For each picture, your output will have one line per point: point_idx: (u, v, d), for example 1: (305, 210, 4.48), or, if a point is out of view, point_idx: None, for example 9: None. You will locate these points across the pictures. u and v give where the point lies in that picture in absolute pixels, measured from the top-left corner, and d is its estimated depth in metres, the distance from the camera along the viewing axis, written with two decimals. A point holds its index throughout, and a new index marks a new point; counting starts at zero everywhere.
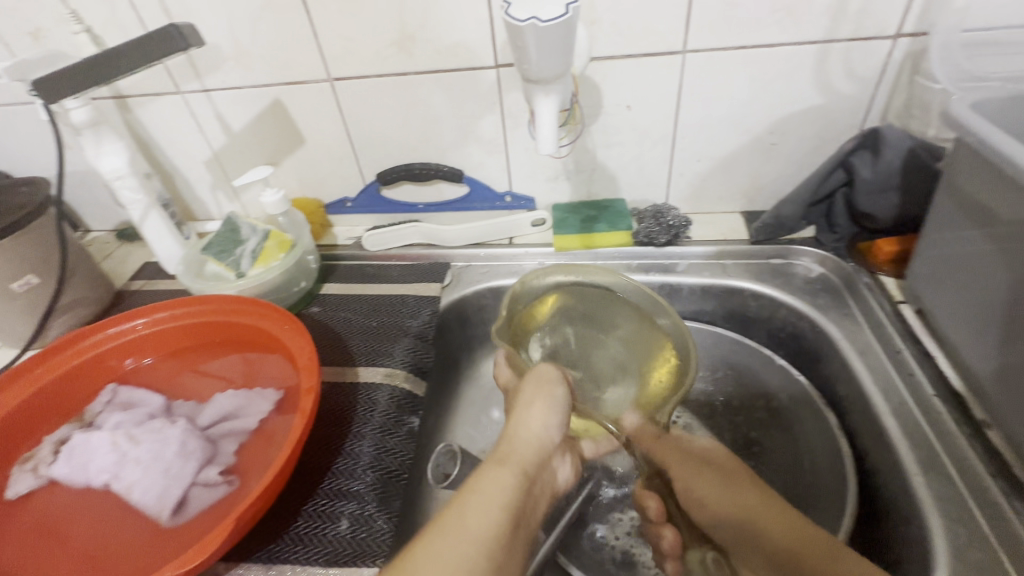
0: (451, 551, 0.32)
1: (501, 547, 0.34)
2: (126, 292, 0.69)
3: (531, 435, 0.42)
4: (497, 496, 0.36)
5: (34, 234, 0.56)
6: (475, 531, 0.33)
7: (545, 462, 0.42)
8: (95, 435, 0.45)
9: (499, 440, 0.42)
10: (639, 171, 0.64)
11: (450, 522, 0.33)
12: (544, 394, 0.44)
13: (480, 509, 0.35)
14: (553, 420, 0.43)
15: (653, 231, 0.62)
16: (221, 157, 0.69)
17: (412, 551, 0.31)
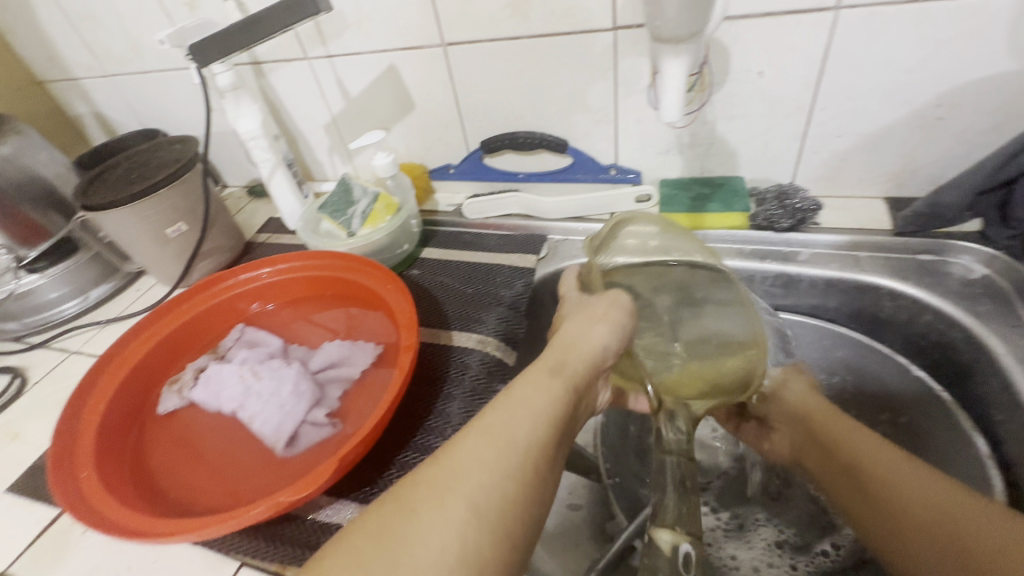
0: (497, 459, 0.30)
1: (545, 459, 0.32)
2: (254, 243, 0.77)
3: (590, 347, 0.39)
4: (540, 407, 0.34)
5: (184, 186, 0.63)
6: (525, 442, 0.32)
7: (595, 377, 0.40)
8: (227, 367, 0.50)
9: (553, 347, 0.40)
10: (763, 147, 0.57)
11: (499, 429, 0.32)
12: (604, 313, 0.42)
13: (529, 415, 0.33)
14: (609, 340, 0.40)
15: (774, 215, 0.56)
16: (339, 121, 0.73)
17: (459, 451, 0.31)
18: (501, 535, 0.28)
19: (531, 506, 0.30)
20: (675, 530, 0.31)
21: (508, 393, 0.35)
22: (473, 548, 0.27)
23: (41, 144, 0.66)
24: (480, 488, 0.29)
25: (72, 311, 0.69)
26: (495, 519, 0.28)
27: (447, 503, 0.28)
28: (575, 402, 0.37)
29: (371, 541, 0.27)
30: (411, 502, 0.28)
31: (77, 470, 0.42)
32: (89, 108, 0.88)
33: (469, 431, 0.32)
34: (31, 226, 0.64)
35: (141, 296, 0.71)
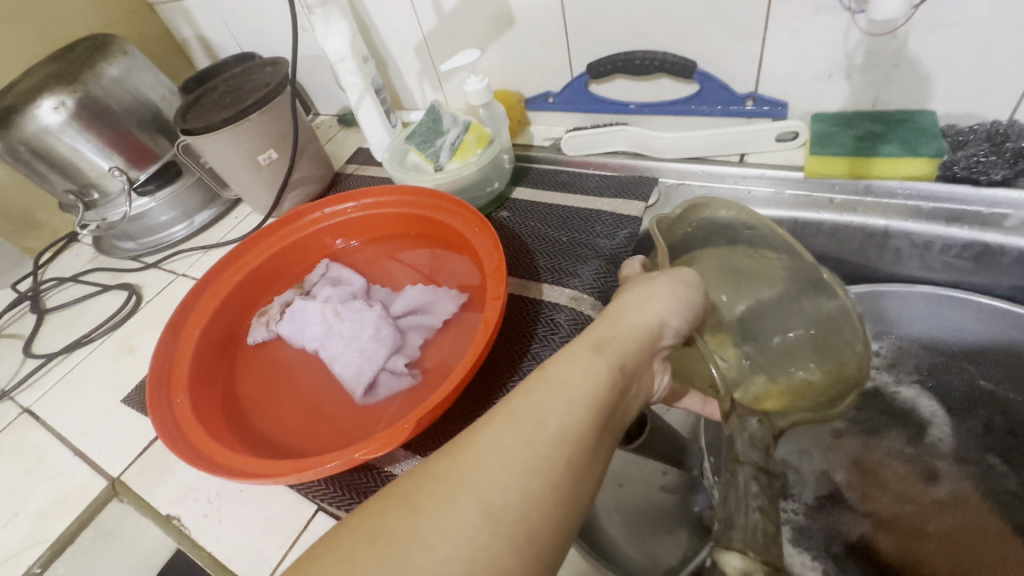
0: (519, 450, 0.24)
1: (582, 454, 0.25)
2: (342, 175, 0.75)
3: (643, 322, 0.31)
4: (579, 384, 0.27)
5: (273, 112, 0.61)
6: (556, 432, 0.25)
7: (651, 359, 0.31)
8: (310, 304, 0.49)
9: (598, 321, 0.32)
10: (976, 68, 0.42)
11: (527, 415, 0.26)
12: (655, 283, 0.33)
13: (565, 398, 0.27)
14: (670, 310, 0.32)
15: (983, 163, 0.43)
16: (430, 40, 0.66)
17: (476, 444, 0.25)
18: (527, 538, 0.23)
19: (561, 507, 0.24)
20: (747, 556, 0.22)
21: (540, 372, 0.28)
22: (487, 557, 0.22)
23: (146, 66, 0.66)
24: (497, 484, 0.23)
25: (180, 235, 0.72)
26: (515, 520, 0.23)
27: (457, 502, 0.23)
28: (625, 382, 0.29)
29: (368, 541, 0.22)
30: (418, 498, 0.23)
31: (173, 397, 0.43)
32: (193, 31, 0.89)
33: (492, 416, 0.26)
34: (140, 148, 0.65)
35: (238, 224, 0.73)
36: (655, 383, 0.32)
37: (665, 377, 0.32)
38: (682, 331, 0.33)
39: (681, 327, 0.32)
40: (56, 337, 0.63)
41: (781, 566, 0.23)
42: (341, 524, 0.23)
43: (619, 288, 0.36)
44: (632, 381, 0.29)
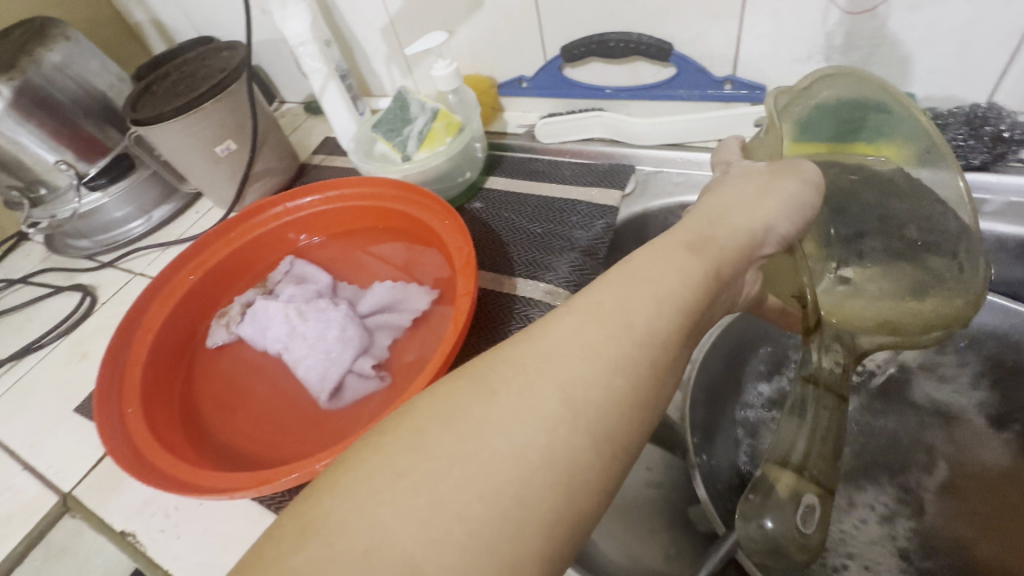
0: (604, 345, 0.23)
1: (667, 357, 0.24)
2: (309, 165, 0.71)
3: (746, 225, 0.28)
4: (671, 280, 0.25)
5: (231, 99, 0.57)
6: (644, 330, 0.24)
7: (745, 267, 0.29)
8: (272, 305, 0.46)
9: (693, 219, 0.29)
10: (956, 50, 0.41)
11: (612, 310, 0.24)
12: (758, 181, 0.30)
13: (653, 296, 0.24)
14: (778, 217, 0.29)
15: (967, 145, 0.42)
16: (397, 22, 0.62)
17: (556, 333, 0.24)
18: (604, 432, 0.22)
19: (643, 409, 0.23)
20: (801, 475, 0.23)
21: (626, 266, 0.26)
22: (567, 445, 0.21)
23: (92, 50, 0.62)
24: (579, 377, 0.22)
25: (138, 232, 0.68)
26: (596, 415, 0.22)
27: (536, 390, 0.22)
28: (717, 291, 0.27)
29: (444, 417, 0.22)
30: (496, 382, 0.22)
31: (123, 407, 0.40)
32: (147, 14, 0.84)
33: (572, 309, 0.25)
34: (89, 140, 0.61)
35: (199, 220, 0.69)
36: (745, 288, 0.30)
37: (755, 283, 0.31)
38: (789, 236, 0.30)
39: (786, 234, 0.29)
40: (4, 343, 0.59)
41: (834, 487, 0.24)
42: (416, 401, 0.23)
43: (715, 184, 0.33)
44: (724, 287, 0.27)
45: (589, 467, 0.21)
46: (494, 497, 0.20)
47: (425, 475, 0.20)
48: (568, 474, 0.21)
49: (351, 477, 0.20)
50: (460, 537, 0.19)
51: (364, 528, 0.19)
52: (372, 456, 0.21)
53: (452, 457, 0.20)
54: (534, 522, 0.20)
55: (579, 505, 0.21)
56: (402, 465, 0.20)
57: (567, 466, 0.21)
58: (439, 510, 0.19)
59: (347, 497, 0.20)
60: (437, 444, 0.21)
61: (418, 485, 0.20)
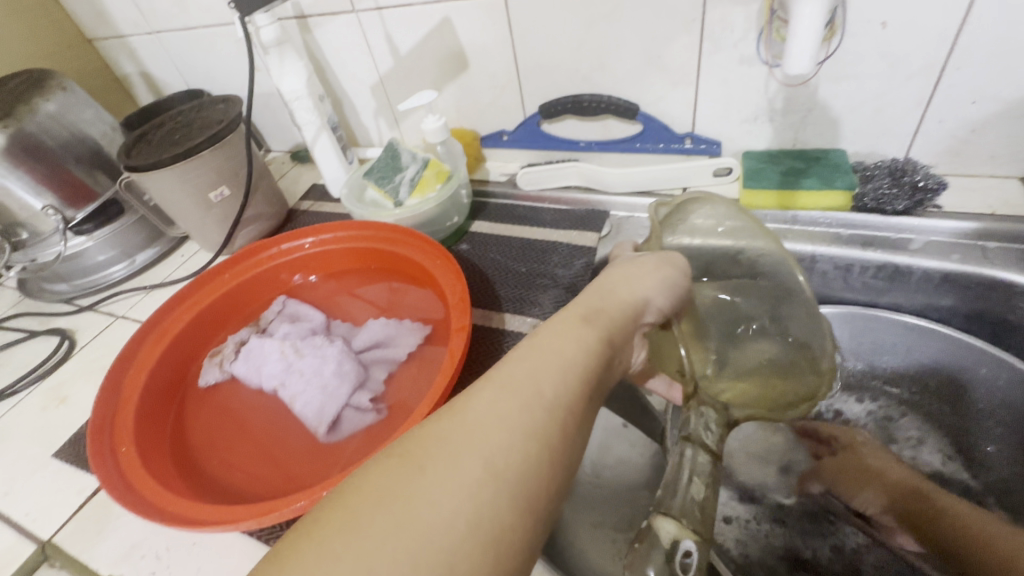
0: (520, 412, 0.25)
1: (575, 418, 0.26)
2: (296, 211, 0.74)
3: (630, 297, 0.33)
4: (572, 351, 0.28)
5: (227, 148, 0.60)
6: (556, 396, 0.26)
7: (632, 335, 0.33)
8: (267, 342, 0.48)
9: (589, 295, 0.33)
10: (875, 114, 0.49)
11: (526, 377, 0.26)
12: (637, 267, 0.35)
13: (559, 366, 0.27)
14: (657, 295, 0.34)
15: (887, 194, 0.48)
16: (386, 81, 0.68)
17: (476, 405, 0.25)
18: (524, 496, 0.23)
19: (556, 471, 0.25)
20: (681, 522, 0.25)
21: (535, 337, 0.29)
22: (492, 511, 0.22)
23: (87, 101, 0.64)
24: (500, 444, 0.24)
25: (119, 275, 0.68)
26: (516, 480, 0.23)
27: (461, 461, 0.23)
28: (612, 355, 0.30)
29: (372, 497, 0.22)
30: (420, 457, 0.23)
31: (116, 446, 0.40)
32: (136, 67, 0.87)
33: (489, 381, 0.26)
34: (79, 186, 0.62)
35: (184, 263, 0.70)
36: (635, 358, 0.35)
37: (642, 354, 0.35)
38: (664, 311, 0.34)
39: (663, 307, 0.34)
40: None
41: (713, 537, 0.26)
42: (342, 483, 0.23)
43: (608, 267, 0.37)
44: (616, 352, 0.31)
45: (513, 533, 0.22)
46: (425, 573, 0.20)
47: (352, 563, 0.20)
48: (494, 538, 0.22)
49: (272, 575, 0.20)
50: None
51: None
52: (293, 551, 0.20)
53: (380, 539, 0.20)
54: None
55: (503, 571, 0.22)
56: (327, 554, 0.20)
57: (492, 532, 0.22)
58: None
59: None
60: (365, 528, 0.21)
61: (346, 572, 0.19)
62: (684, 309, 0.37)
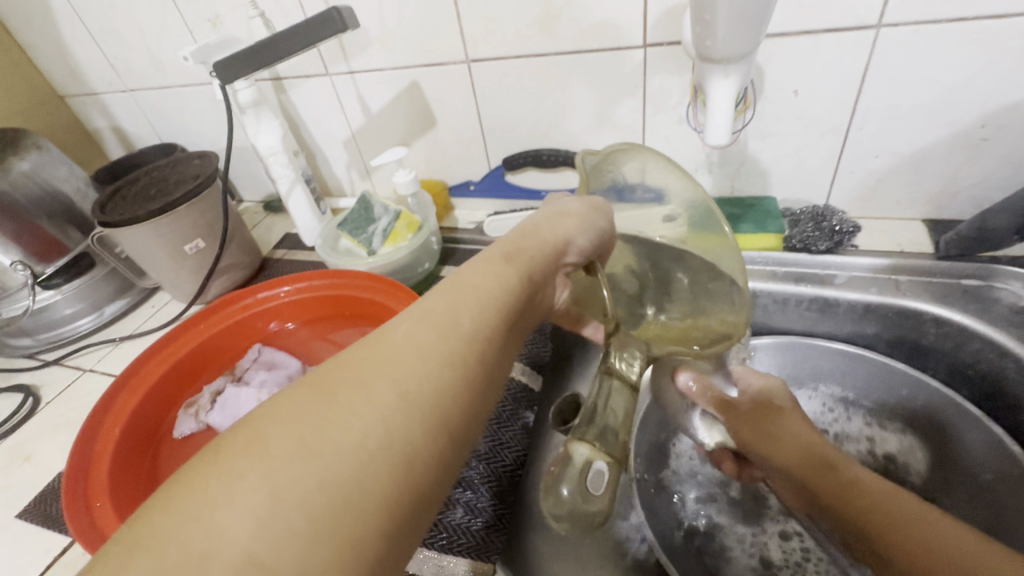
0: (434, 342, 0.27)
1: (490, 349, 0.28)
2: (270, 260, 0.76)
3: (551, 236, 0.35)
4: (492, 289, 0.30)
5: (203, 202, 0.62)
6: (469, 330, 0.28)
7: (553, 273, 0.35)
8: (244, 391, 0.49)
9: (513, 236, 0.35)
10: (797, 167, 0.56)
11: (441, 313, 0.28)
12: (562, 207, 0.37)
13: (476, 300, 0.29)
14: (580, 237, 0.36)
15: (811, 236, 0.55)
16: (358, 137, 0.72)
17: (391, 335, 0.27)
18: (437, 417, 0.25)
19: (470, 396, 0.27)
20: (594, 446, 0.28)
21: (452, 279, 0.31)
22: (404, 430, 0.23)
23: (62, 158, 0.65)
24: (413, 371, 0.25)
25: (86, 328, 0.68)
26: (429, 403, 0.25)
27: (373, 387, 0.24)
28: (530, 292, 0.33)
29: (284, 419, 0.23)
30: (335, 383, 0.24)
31: (91, 500, 0.41)
32: (107, 121, 0.89)
33: (407, 315, 0.28)
34: (49, 241, 0.63)
35: (156, 314, 0.70)
36: (555, 296, 0.36)
37: (565, 292, 0.37)
38: (585, 252, 0.36)
39: (584, 248, 0.36)
40: None
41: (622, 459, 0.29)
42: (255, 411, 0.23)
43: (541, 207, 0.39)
44: (535, 289, 0.33)
45: (425, 452, 0.24)
46: (335, 483, 0.21)
47: (263, 476, 0.21)
48: (406, 455, 0.23)
49: (185, 492, 0.20)
50: (301, 528, 0.20)
51: (201, 531, 0.19)
52: (204, 471, 0.21)
53: (291, 453, 0.21)
54: (374, 505, 0.22)
55: (414, 484, 0.23)
56: (239, 471, 0.21)
57: (403, 449, 0.23)
58: (279, 505, 0.20)
59: (176, 515, 0.20)
60: (276, 446, 0.22)
61: (257, 483, 0.20)
62: (606, 254, 0.38)
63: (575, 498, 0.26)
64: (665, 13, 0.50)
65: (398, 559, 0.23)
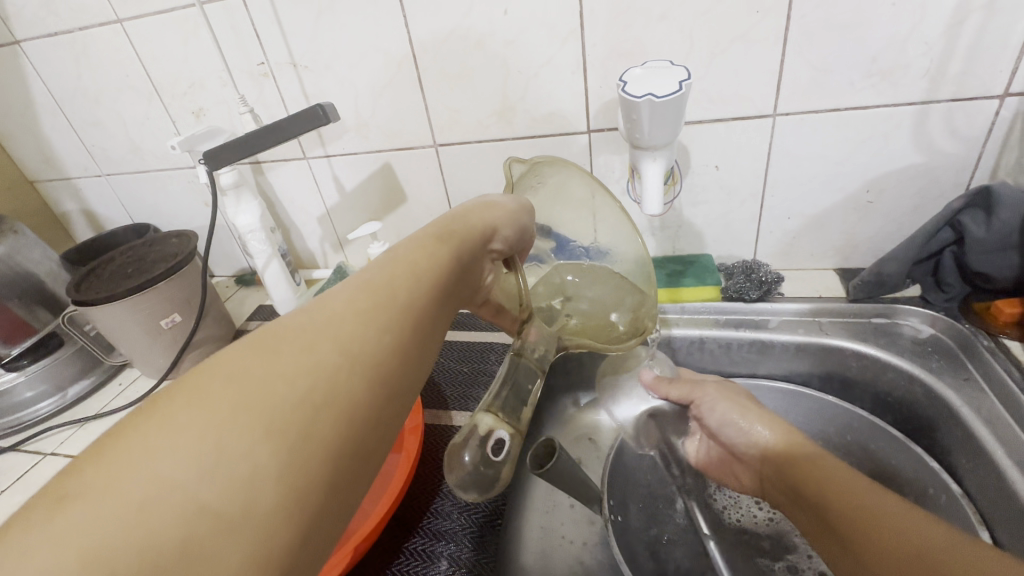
0: (375, 309, 0.28)
1: (428, 320, 0.31)
2: (243, 332, 0.77)
3: (480, 222, 0.38)
4: (428, 263, 0.33)
5: (181, 278, 0.64)
6: (406, 300, 0.30)
7: (480, 256, 0.38)
8: None
9: (445, 220, 0.38)
10: (725, 228, 0.65)
11: (380, 285, 0.29)
12: (489, 198, 0.40)
13: (414, 274, 0.31)
14: (510, 230, 0.39)
15: (744, 287, 0.61)
16: (332, 213, 0.77)
17: (334, 300, 0.28)
18: (377, 376, 0.26)
19: (406, 357, 0.28)
20: (497, 416, 0.32)
21: (390, 254, 0.32)
22: (345, 388, 0.25)
23: (37, 241, 0.66)
24: (355, 334, 0.27)
25: (46, 411, 0.66)
26: (371, 362, 0.26)
27: (316, 348, 0.25)
28: (460, 271, 0.35)
29: (226, 375, 0.23)
30: (276, 343, 0.25)
31: None
32: (78, 205, 0.91)
33: (348, 282, 0.29)
34: (16, 323, 0.63)
35: (123, 391, 0.70)
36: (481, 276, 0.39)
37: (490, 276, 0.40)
38: (509, 242, 0.40)
39: (509, 238, 0.40)
40: None
41: (522, 429, 0.33)
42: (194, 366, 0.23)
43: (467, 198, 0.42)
44: (464, 267, 0.36)
45: (367, 407, 0.25)
46: (280, 435, 0.22)
47: (207, 427, 0.21)
48: (348, 409, 0.25)
49: (122, 442, 0.20)
50: (243, 472, 0.21)
51: (144, 476, 0.19)
52: (141, 425, 0.21)
53: (235, 407, 0.22)
54: (321, 453, 0.23)
55: (358, 438, 0.25)
56: (182, 421, 0.21)
57: (345, 404, 0.24)
58: (224, 454, 0.21)
59: (114, 465, 0.19)
60: (219, 400, 0.22)
61: (203, 433, 0.21)
62: (522, 251, 0.43)
63: (476, 461, 0.30)
64: (603, 106, 0.59)
65: (335, 508, 0.23)
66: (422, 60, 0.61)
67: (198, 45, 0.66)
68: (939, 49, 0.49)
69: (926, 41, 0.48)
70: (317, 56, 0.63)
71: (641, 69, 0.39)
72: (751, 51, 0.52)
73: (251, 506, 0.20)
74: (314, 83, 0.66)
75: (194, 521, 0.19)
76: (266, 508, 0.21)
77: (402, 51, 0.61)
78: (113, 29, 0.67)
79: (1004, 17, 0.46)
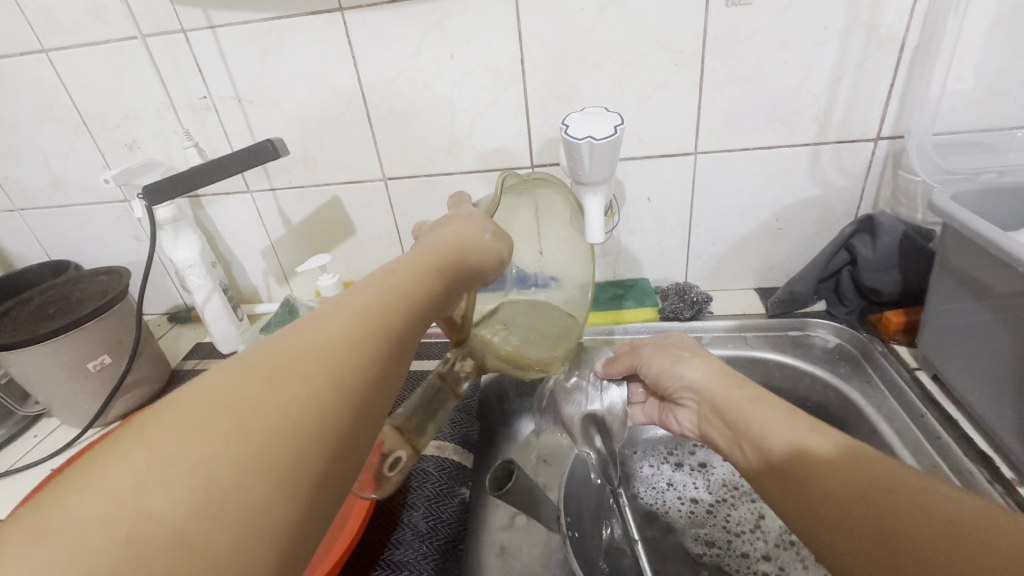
0: (369, 339, 0.29)
1: (411, 347, 0.32)
2: (179, 371, 0.73)
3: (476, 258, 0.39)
4: (420, 291, 0.34)
5: (112, 318, 0.61)
6: (396, 330, 0.31)
7: (464, 286, 0.39)
8: None
9: (447, 245, 0.38)
10: (658, 254, 0.71)
11: (376, 313, 0.30)
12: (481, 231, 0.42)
13: (406, 302, 0.32)
14: (493, 272, 0.42)
15: (678, 307, 0.67)
16: (277, 245, 0.76)
17: (329, 327, 0.28)
18: (362, 406, 0.27)
19: (388, 384, 0.29)
20: None
21: (387, 277, 0.33)
22: (334, 418, 0.25)
23: None
24: (348, 364, 0.27)
25: None
26: (360, 392, 0.27)
27: (313, 378, 0.26)
28: (447, 299, 0.37)
29: (219, 403, 0.23)
30: (271, 368, 0.25)
31: None
32: None
33: (344, 306, 0.30)
34: None
35: (39, 444, 0.64)
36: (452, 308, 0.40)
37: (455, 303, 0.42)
38: (487, 279, 0.42)
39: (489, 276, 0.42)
40: None
41: None
42: (182, 390, 0.23)
43: (454, 220, 0.43)
44: (451, 295, 0.37)
45: (350, 435, 0.26)
46: (269, 466, 0.22)
47: (199, 458, 0.21)
48: (334, 437, 0.25)
49: (111, 470, 0.20)
50: (232, 507, 0.21)
51: (134, 509, 0.19)
52: (131, 450, 0.21)
53: (228, 437, 0.22)
54: (305, 481, 0.24)
55: (338, 458, 0.25)
56: (174, 451, 0.21)
57: (332, 435, 0.25)
58: (215, 487, 0.21)
59: (104, 493, 0.19)
60: (212, 429, 0.22)
61: (195, 465, 0.21)
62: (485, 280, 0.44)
63: None
64: (544, 143, 0.64)
65: (312, 528, 0.24)
66: (370, 98, 0.63)
67: (134, 77, 0.64)
68: (824, 100, 0.57)
69: (814, 93, 0.57)
70: (264, 92, 0.64)
71: (580, 114, 0.44)
72: (672, 97, 0.59)
73: (237, 540, 0.21)
74: (258, 117, 0.66)
75: (180, 557, 0.19)
76: (250, 539, 0.21)
77: (351, 89, 0.63)
78: (37, 59, 0.64)
79: (871, 74, 0.55)
